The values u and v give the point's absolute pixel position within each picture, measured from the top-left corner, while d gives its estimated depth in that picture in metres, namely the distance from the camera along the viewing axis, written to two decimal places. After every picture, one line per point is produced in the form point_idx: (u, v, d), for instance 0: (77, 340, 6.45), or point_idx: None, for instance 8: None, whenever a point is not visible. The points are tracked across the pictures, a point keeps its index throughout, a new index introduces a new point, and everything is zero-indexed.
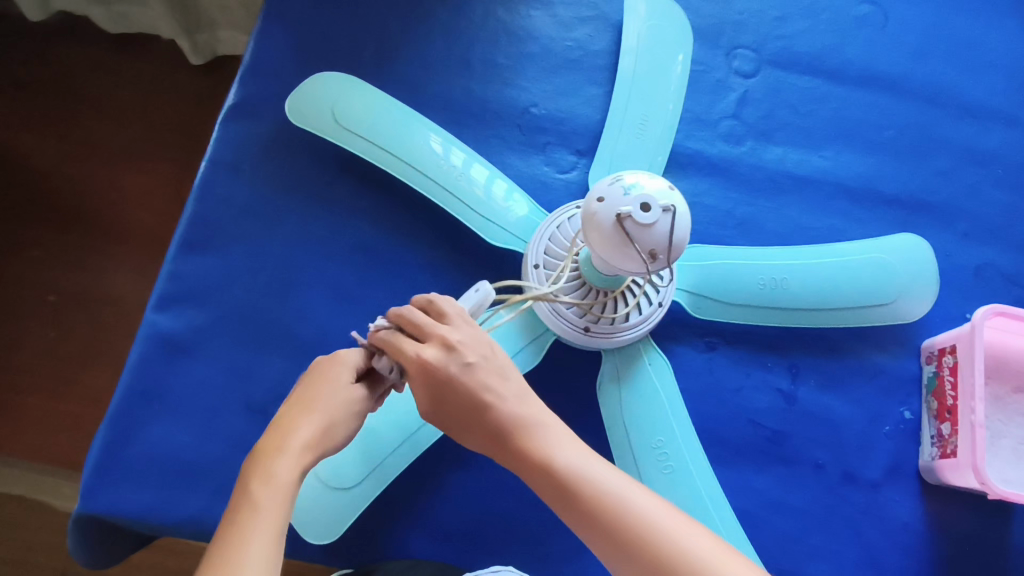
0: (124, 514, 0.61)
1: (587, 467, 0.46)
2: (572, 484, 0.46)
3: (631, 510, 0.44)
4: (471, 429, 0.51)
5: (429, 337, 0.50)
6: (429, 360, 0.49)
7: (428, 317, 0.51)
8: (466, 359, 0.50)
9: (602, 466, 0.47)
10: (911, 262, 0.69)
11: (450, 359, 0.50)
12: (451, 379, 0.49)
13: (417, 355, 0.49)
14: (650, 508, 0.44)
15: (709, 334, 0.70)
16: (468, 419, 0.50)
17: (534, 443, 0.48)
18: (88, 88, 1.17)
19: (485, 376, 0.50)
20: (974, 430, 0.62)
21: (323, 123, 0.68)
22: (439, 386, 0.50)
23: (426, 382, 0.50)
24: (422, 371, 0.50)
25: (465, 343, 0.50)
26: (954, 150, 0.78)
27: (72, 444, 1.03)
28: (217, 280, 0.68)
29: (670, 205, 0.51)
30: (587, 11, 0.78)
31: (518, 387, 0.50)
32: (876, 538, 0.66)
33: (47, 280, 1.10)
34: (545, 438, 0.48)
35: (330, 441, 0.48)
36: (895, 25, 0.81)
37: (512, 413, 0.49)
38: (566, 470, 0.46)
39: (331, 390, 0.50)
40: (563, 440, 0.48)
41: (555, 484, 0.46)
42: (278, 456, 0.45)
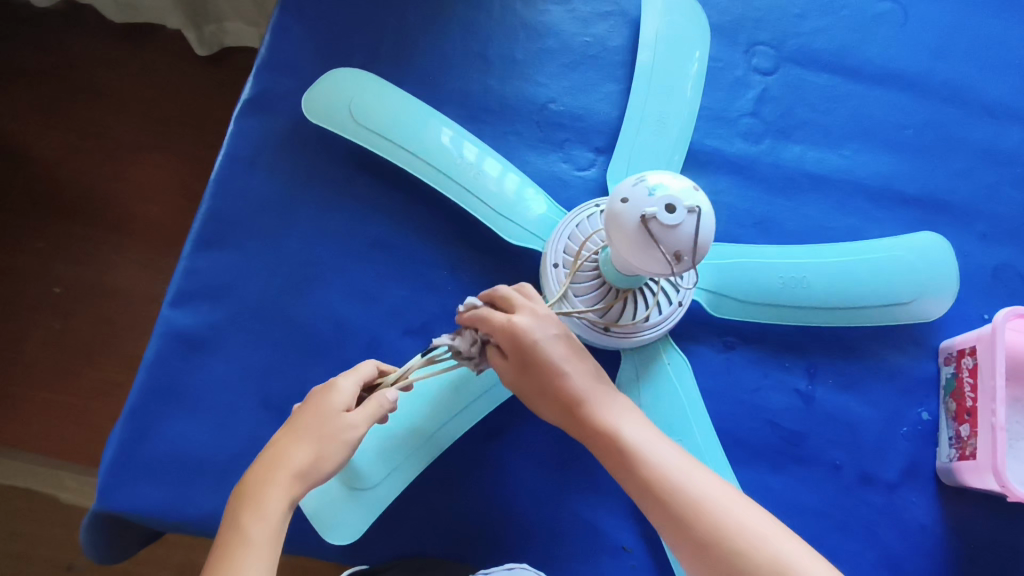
0: (140, 510, 0.61)
1: (650, 444, 0.51)
2: (641, 463, 0.50)
3: (691, 489, 0.48)
4: (546, 399, 0.54)
5: (518, 309, 0.55)
6: (519, 325, 0.53)
7: (513, 294, 0.56)
8: (550, 330, 0.54)
9: (666, 445, 0.51)
10: (933, 262, 0.68)
11: (538, 328, 0.54)
12: (535, 346, 0.53)
13: (508, 320, 0.53)
14: (708, 488, 0.48)
15: (727, 333, 0.70)
16: (547, 391, 0.54)
17: (603, 419, 0.52)
18: (94, 79, 1.16)
19: (563, 347, 0.54)
20: (994, 433, 0.62)
21: (340, 119, 0.67)
22: (526, 353, 0.53)
23: (514, 348, 0.53)
24: (511, 338, 0.53)
25: (548, 317, 0.55)
26: (973, 149, 0.77)
27: (77, 437, 1.02)
28: (232, 276, 0.68)
29: (695, 206, 0.50)
30: (606, 6, 0.77)
31: (592, 367, 0.55)
32: (893, 539, 0.66)
33: (54, 272, 1.09)
34: (616, 415, 0.52)
35: (322, 468, 0.49)
36: (915, 23, 0.80)
37: (583, 389, 0.53)
38: (629, 442, 0.51)
39: (315, 416, 0.51)
40: (632, 420, 0.52)
41: (624, 457, 0.50)
42: (270, 486, 0.47)
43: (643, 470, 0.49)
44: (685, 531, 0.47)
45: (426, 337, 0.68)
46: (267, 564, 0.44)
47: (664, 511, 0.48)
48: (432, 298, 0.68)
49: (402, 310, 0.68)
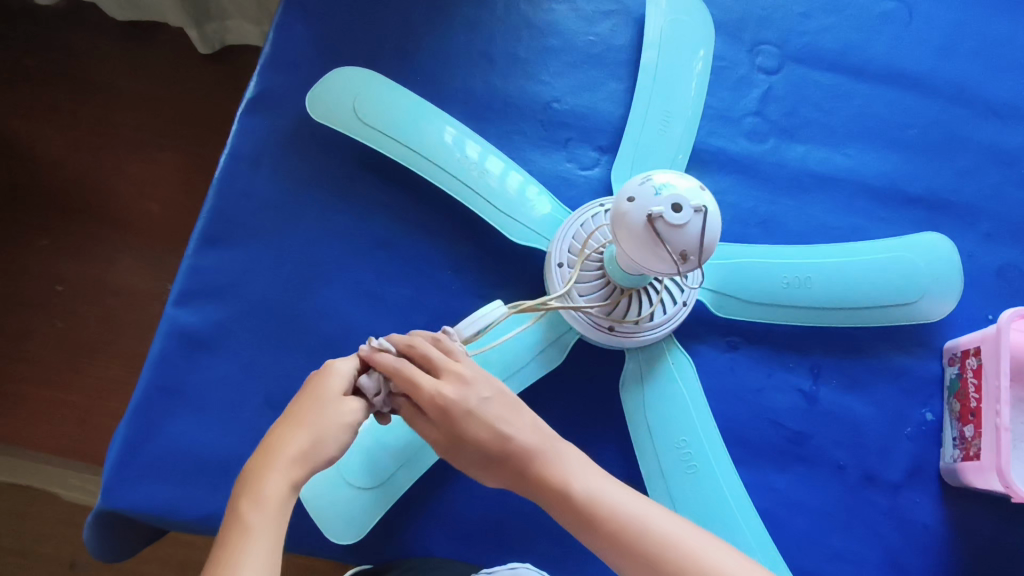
0: (144, 509, 0.61)
1: (603, 491, 0.48)
2: (596, 510, 0.47)
3: (651, 530, 0.46)
4: (490, 469, 0.51)
5: (442, 373, 0.51)
6: (450, 397, 0.50)
7: (429, 357, 0.52)
8: (482, 394, 0.51)
9: (624, 489, 0.49)
10: (937, 261, 0.68)
11: (468, 393, 0.50)
12: (470, 412, 0.50)
13: (435, 389, 0.50)
14: (669, 525, 0.47)
15: (731, 333, 0.70)
16: (486, 455, 0.50)
17: (554, 476, 0.49)
18: (97, 76, 1.16)
19: (499, 411, 0.51)
20: (999, 433, 0.62)
21: (344, 117, 0.67)
22: (455, 423, 0.50)
23: (445, 419, 0.50)
24: (440, 408, 0.50)
25: (477, 379, 0.51)
26: (978, 149, 0.77)
27: (80, 435, 1.03)
28: (236, 275, 0.68)
29: (701, 206, 0.50)
30: (610, 5, 0.77)
31: (531, 419, 0.51)
32: (897, 539, 0.66)
33: (56, 270, 1.09)
34: (565, 468, 0.49)
35: (324, 447, 0.47)
36: (919, 23, 0.80)
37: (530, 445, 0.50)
38: (582, 496, 0.48)
39: (313, 401, 0.49)
40: (582, 469, 0.49)
41: (579, 511, 0.48)
42: (267, 471, 0.45)
43: (603, 521, 0.47)
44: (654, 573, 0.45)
45: None
46: (271, 548, 0.42)
47: (630, 559, 0.46)
48: (436, 298, 0.68)
49: (406, 310, 0.68)
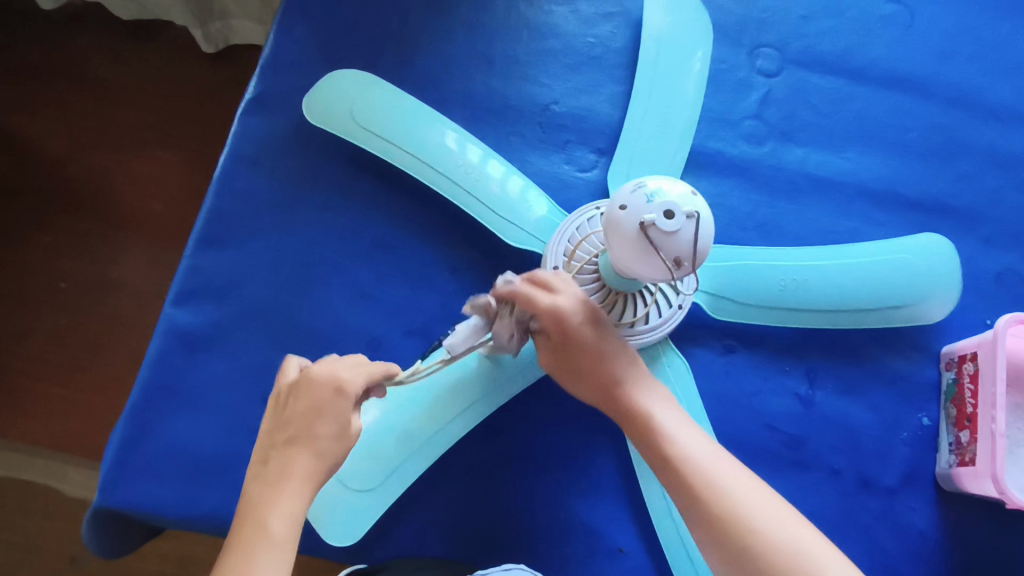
0: (142, 507, 0.61)
1: (683, 428, 0.55)
2: (668, 438, 0.54)
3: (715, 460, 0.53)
4: (589, 384, 0.58)
5: (558, 291, 0.56)
6: (566, 307, 0.55)
7: (546, 279, 0.57)
8: (593, 314, 0.57)
9: (702, 437, 0.56)
10: (932, 264, 0.68)
11: (581, 311, 0.56)
12: (581, 328, 0.56)
13: (555, 303, 0.55)
14: (723, 472, 0.52)
15: (727, 337, 0.70)
16: (584, 374, 0.58)
17: (642, 405, 0.57)
18: (101, 76, 1.17)
19: (607, 335, 0.57)
20: (994, 439, 0.61)
21: (339, 123, 0.67)
22: (572, 333, 0.56)
23: (561, 328, 0.56)
24: (559, 318, 0.55)
25: (589, 304, 0.57)
26: (977, 152, 0.77)
27: (81, 431, 1.03)
28: (235, 276, 0.68)
29: (694, 211, 0.49)
30: (610, 7, 0.77)
31: (631, 355, 0.58)
32: (891, 544, 0.66)
33: (59, 268, 1.10)
34: (652, 401, 0.57)
35: (329, 465, 0.51)
36: (921, 26, 0.80)
37: (624, 374, 0.57)
38: (661, 423, 0.55)
39: (335, 422, 0.51)
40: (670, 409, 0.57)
41: (657, 436, 0.55)
42: (279, 492, 0.49)
43: (674, 446, 0.54)
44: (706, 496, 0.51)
45: (425, 338, 0.68)
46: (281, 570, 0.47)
47: (687, 480, 0.52)
48: (432, 299, 0.69)
49: (403, 311, 0.68)
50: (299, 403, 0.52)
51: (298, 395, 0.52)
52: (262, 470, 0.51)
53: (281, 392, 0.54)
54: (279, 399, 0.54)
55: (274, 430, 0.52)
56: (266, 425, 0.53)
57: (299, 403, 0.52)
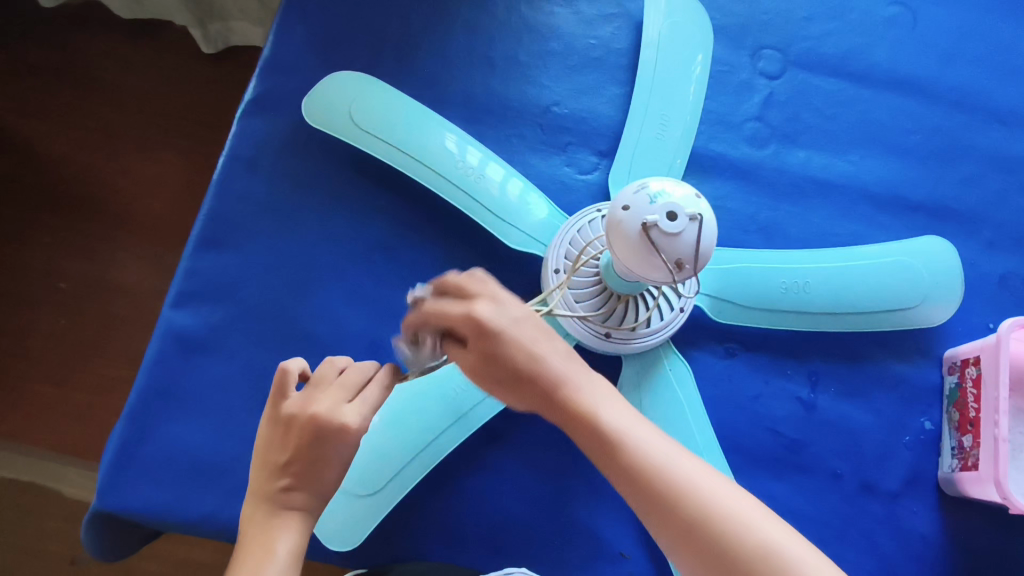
0: (139, 511, 0.61)
1: (631, 429, 0.44)
2: (623, 447, 0.43)
3: (676, 465, 0.42)
4: (512, 386, 0.47)
5: (478, 296, 0.48)
6: (485, 315, 0.46)
7: (472, 283, 0.49)
8: (513, 314, 0.47)
9: (655, 434, 0.44)
10: (938, 269, 0.67)
11: (501, 312, 0.47)
12: (505, 337, 0.46)
13: (472, 309, 0.46)
14: (697, 478, 0.42)
15: (729, 340, 0.69)
16: (507, 377, 0.47)
17: (578, 401, 0.45)
18: (101, 76, 1.16)
19: (532, 330, 0.47)
20: (997, 444, 0.61)
21: (338, 124, 0.67)
22: (492, 337, 0.46)
23: (480, 335, 0.46)
24: (473, 325, 0.46)
25: (508, 300, 0.48)
26: (980, 155, 0.76)
27: (81, 432, 1.03)
28: (233, 277, 0.68)
29: (696, 213, 0.49)
30: (611, 8, 0.77)
31: (560, 344, 0.47)
32: (893, 549, 0.66)
33: (58, 268, 1.10)
34: (594, 402, 0.45)
35: (325, 502, 0.50)
36: (924, 28, 0.79)
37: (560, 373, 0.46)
38: (604, 428, 0.44)
39: (340, 459, 0.49)
40: (609, 405, 0.45)
41: (606, 444, 0.44)
42: (279, 528, 0.47)
43: (626, 455, 0.43)
44: (675, 514, 0.41)
45: None
46: None
47: (647, 499, 0.42)
48: None
49: (403, 314, 0.68)
50: (303, 443, 0.49)
51: (303, 433, 0.49)
52: (260, 509, 0.48)
53: (280, 421, 0.50)
54: (279, 429, 0.50)
55: (274, 468, 0.49)
56: (262, 456, 0.50)
57: (304, 443, 0.49)
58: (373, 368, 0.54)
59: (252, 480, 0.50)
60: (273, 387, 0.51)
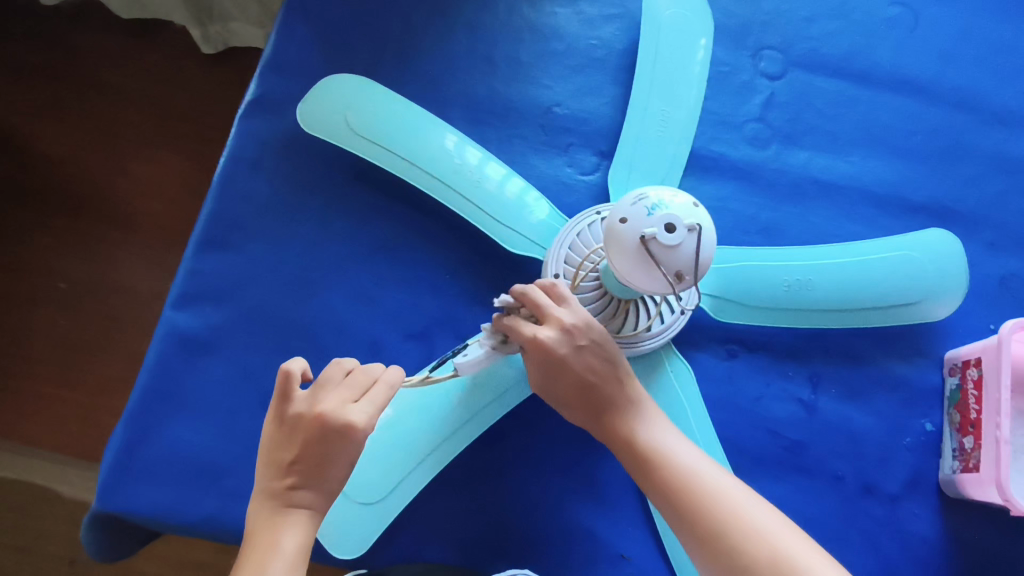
0: (140, 512, 0.61)
1: (668, 444, 0.54)
2: (659, 464, 0.52)
3: (704, 481, 0.51)
4: (576, 406, 0.56)
5: (546, 320, 0.55)
6: (546, 340, 0.54)
7: (558, 290, 0.56)
8: (579, 342, 0.54)
9: (688, 448, 0.54)
10: (942, 260, 0.67)
11: (565, 341, 0.54)
12: (564, 360, 0.54)
13: (535, 335, 0.54)
14: (724, 488, 0.51)
15: (730, 341, 0.69)
16: (573, 397, 0.56)
17: (626, 423, 0.55)
18: (101, 75, 1.16)
19: (592, 359, 0.55)
20: (998, 446, 0.61)
21: (333, 128, 0.66)
22: (553, 362, 0.54)
23: (544, 360, 0.54)
24: (539, 351, 0.54)
25: (578, 327, 0.55)
26: (981, 156, 0.76)
27: (81, 432, 1.03)
28: (235, 278, 0.68)
29: (695, 224, 0.49)
30: (613, 9, 0.77)
31: (621, 369, 0.56)
32: (894, 550, 0.66)
33: (58, 268, 1.10)
34: (636, 422, 0.55)
35: (330, 500, 0.50)
36: (925, 28, 0.79)
37: (612, 396, 0.55)
38: (645, 445, 0.54)
39: (346, 457, 0.49)
40: (653, 422, 0.55)
41: (645, 460, 0.53)
42: (284, 526, 0.47)
43: (661, 469, 0.52)
44: (696, 521, 0.49)
45: (426, 342, 0.67)
46: None
47: (676, 507, 0.51)
48: (434, 303, 0.68)
49: (404, 315, 0.68)
50: (309, 441, 0.49)
51: (309, 431, 0.49)
52: (265, 508, 0.48)
53: (284, 422, 0.50)
54: (283, 430, 0.50)
55: (280, 468, 0.49)
56: (266, 456, 0.50)
57: (310, 441, 0.49)
58: (378, 370, 0.54)
59: (256, 480, 0.50)
60: (276, 391, 0.50)
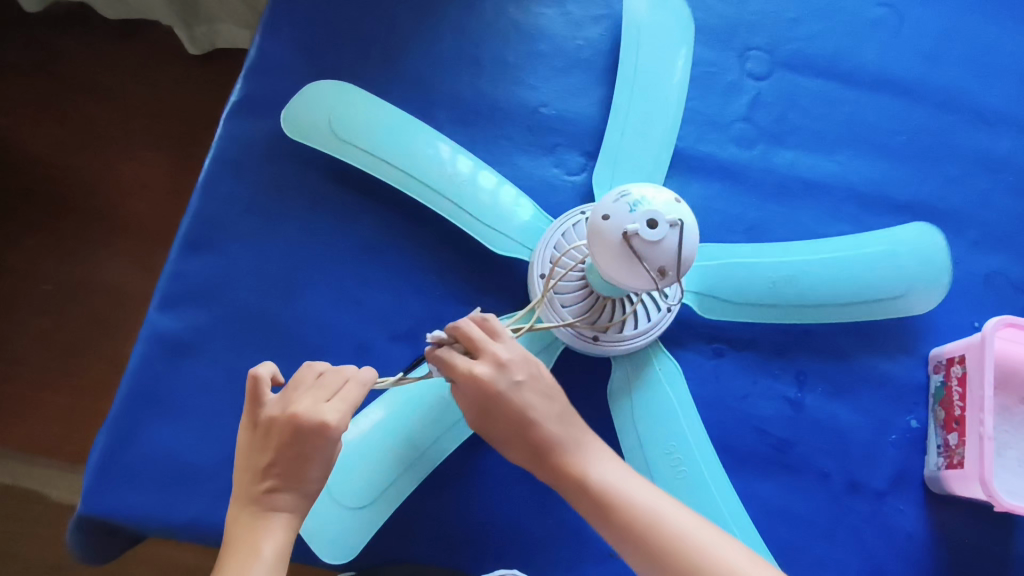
0: (126, 516, 0.61)
1: (619, 484, 0.50)
2: (612, 505, 0.49)
3: (663, 522, 0.48)
4: (514, 444, 0.52)
5: (482, 354, 0.52)
6: (481, 376, 0.50)
7: (495, 325, 0.53)
8: (515, 377, 0.51)
9: (641, 484, 0.50)
10: (925, 259, 0.67)
11: (502, 376, 0.51)
12: (500, 397, 0.51)
13: (471, 372, 0.51)
14: (687, 523, 0.48)
15: (717, 340, 0.69)
16: (511, 436, 0.52)
17: (572, 464, 0.51)
18: (86, 76, 1.16)
19: (532, 395, 0.52)
20: (982, 442, 0.61)
21: (316, 129, 0.65)
22: (489, 400, 0.51)
23: (480, 398, 0.51)
24: (476, 388, 0.51)
25: (514, 362, 0.52)
26: (966, 155, 0.77)
27: (67, 435, 1.02)
28: (220, 280, 0.67)
29: (677, 220, 0.49)
30: (599, 10, 0.77)
31: (561, 407, 0.52)
32: (879, 546, 0.66)
33: (43, 271, 1.09)
34: (583, 460, 0.51)
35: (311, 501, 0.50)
36: (910, 29, 0.80)
37: (554, 434, 0.51)
38: (595, 487, 0.50)
39: (321, 461, 0.49)
40: (598, 459, 0.51)
41: (597, 502, 0.49)
42: (264, 529, 0.47)
43: (617, 510, 0.48)
44: (662, 564, 0.46)
45: (413, 343, 0.67)
46: None
47: (639, 549, 0.47)
48: (421, 304, 0.68)
49: (391, 316, 0.68)
50: (284, 444, 0.48)
51: (283, 433, 0.48)
52: (246, 511, 0.48)
53: (258, 424, 0.50)
54: (257, 433, 0.50)
55: (257, 471, 0.49)
56: (244, 460, 0.50)
57: (284, 443, 0.48)
58: (351, 370, 0.54)
59: (236, 484, 0.50)
60: (247, 395, 0.51)
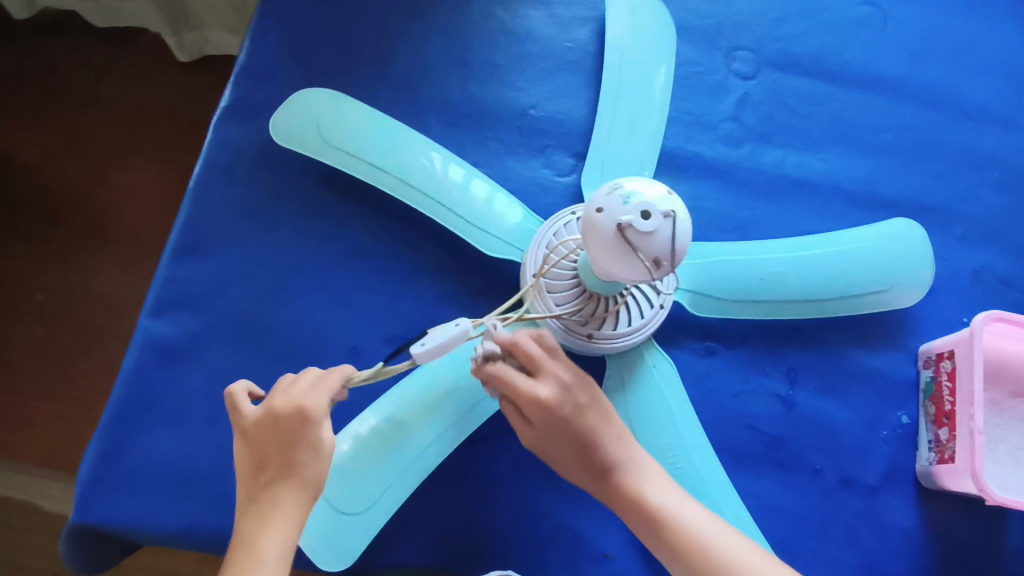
0: (119, 523, 0.61)
1: (674, 506, 0.54)
2: (668, 526, 0.53)
3: (717, 546, 0.52)
4: (574, 462, 0.56)
5: (542, 373, 0.55)
6: (546, 399, 0.54)
7: (548, 342, 0.56)
8: (578, 399, 0.55)
9: (694, 506, 0.55)
10: (912, 252, 0.68)
11: (567, 398, 0.55)
12: (564, 419, 0.54)
13: (535, 394, 0.54)
14: (738, 549, 0.53)
15: (708, 338, 0.70)
16: (571, 455, 0.56)
17: (631, 483, 0.55)
18: (75, 84, 1.15)
19: (592, 416, 0.55)
20: (972, 437, 0.62)
21: (305, 134, 0.66)
22: (552, 421, 0.54)
23: (544, 419, 0.55)
24: (542, 412, 0.54)
25: (575, 383, 0.55)
26: (952, 152, 0.78)
27: (59, 444, 1.02)
28: (211, 285, 0.67)
29: (670, 210, 0.49)
30: (586, 11, 0.78)
31: (617, 428, 0.56)
32: (873, 542, 0.67)
33: (34, 279, 1.08)
34: (642, 481, 0.55)
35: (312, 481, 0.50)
36: (895, 27, 0.81)
37: (613, 455, 0.55)
38: (652, 507, 0.54)
39: (308, 442, 0.50)
40: (654, 479, 0.55)
41: (655, 523, 0.53)
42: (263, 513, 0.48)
43: (673, 531, 0.53)
44: None
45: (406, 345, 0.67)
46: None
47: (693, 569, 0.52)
48: (413, 306, 0.68)
49: (383, 319, 0.68)
50: (266, 437, 0.50)
51: (261, 427, 0.50)
52: (247, 507, 0.49)
53: (241, 430, 0.52)
54: (245, 437, 0.51)
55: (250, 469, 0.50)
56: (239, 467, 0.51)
57: (264, 435, 0.50)
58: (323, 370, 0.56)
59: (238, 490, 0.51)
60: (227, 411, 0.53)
